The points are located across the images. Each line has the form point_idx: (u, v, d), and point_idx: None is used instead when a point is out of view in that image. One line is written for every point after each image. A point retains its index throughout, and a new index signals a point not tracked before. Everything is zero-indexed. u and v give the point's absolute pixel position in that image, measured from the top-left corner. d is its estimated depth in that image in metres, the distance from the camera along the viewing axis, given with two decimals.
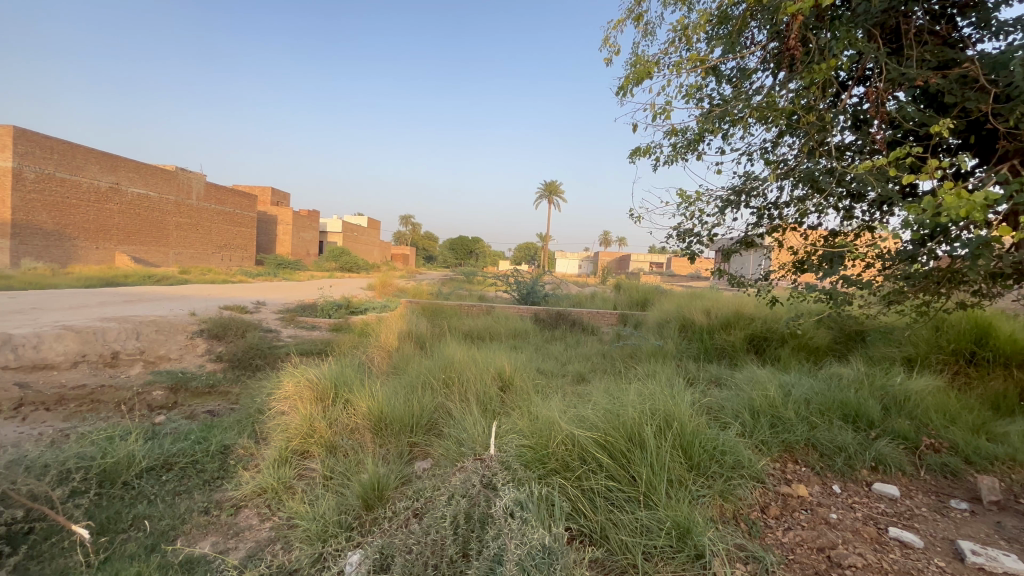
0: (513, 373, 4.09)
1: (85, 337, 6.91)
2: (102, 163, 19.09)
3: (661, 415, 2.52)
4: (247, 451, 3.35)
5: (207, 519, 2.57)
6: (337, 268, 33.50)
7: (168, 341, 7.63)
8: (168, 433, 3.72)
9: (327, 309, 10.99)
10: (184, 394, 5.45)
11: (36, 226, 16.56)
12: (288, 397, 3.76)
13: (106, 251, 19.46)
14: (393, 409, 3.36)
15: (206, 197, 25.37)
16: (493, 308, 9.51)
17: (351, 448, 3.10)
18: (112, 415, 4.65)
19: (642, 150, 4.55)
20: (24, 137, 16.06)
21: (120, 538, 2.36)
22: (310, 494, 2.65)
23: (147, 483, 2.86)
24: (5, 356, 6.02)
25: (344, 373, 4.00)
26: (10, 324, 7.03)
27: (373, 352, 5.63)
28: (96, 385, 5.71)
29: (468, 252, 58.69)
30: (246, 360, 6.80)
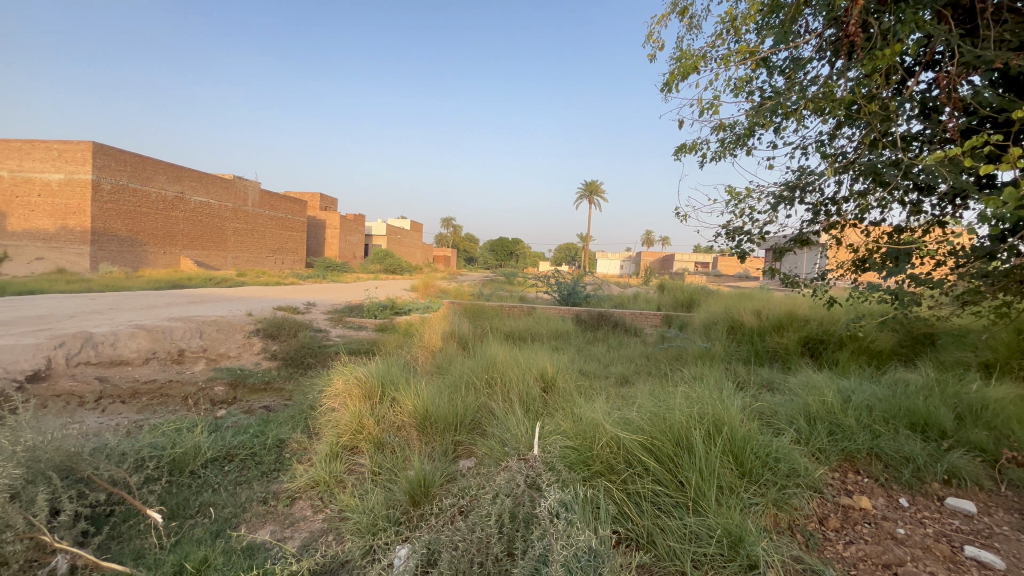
0: (556, 373, 4.07)
1: (156, 335, 7.44)
2: (169, 173, 20.49)
3: (710, 419, 2.44)
4: (300, 445, 3.50)
5: (266, 509, 2.71)
6: (381, 270, 34.52)
7: (228, 340, 8.10)
8: (229, 427, 3.95)
9: (373, 310, 11.35)
10: (242, 390, 5.77)
11: (112, 233, 17.97)
12: (338, 395, 3.91)
13: (172, 255, 20.88)
14: (437, 407, 3.43)
15: (261, 203, 26.75)
16: (534, 309, 9.52)
17: (398, 445, 3.19)
18: (179, 408, 4.98)
19: (687, 146, 4.44)
20: (102, 152, 17.46)
21: (188, 524, 2.52)
22: (360, 488, 2.75)
23: (211, 473, 3.05)
24: (88, 352, 6.58)
25: (390, 372, 4.11)
26: (91, 324, 7.66)
27: (417, 352, 5.76)
28: (165, 380, 6.13)
29: (508, 253, 59.01)
30: (298, 359, 7.12)
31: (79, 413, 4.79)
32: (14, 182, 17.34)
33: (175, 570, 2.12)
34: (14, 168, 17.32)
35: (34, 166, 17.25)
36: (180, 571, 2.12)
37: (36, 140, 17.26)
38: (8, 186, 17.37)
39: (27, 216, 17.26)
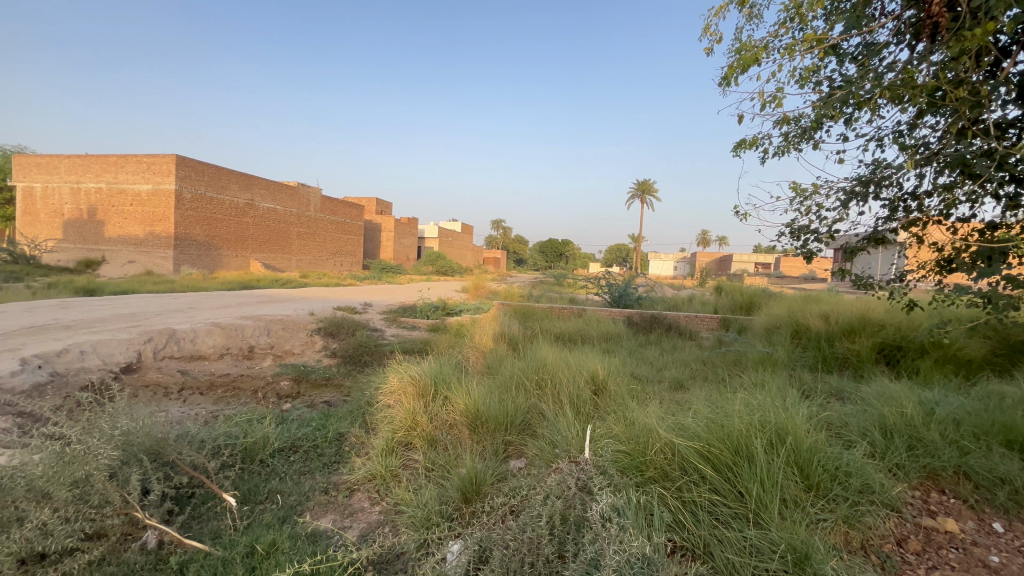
0: (607, 376, 4.01)
1: (229, 332, 8.01)
2: (241, 182, 22.00)
3: (772, 429, 2.32)
4: (358, 439, 3.66)
5: (327, 498, 2.86)
6: (433, 271, 35.40)
7: (293, 338, 8.60)
8: (294, 419, 4.19)
9: (426, 310, 11.67)
10: (305, 386, 6.10)
11: (192, 238, 19.55)
12: (393, 392, 4.05)
13: (244, 259, 22.43)
14: (488, 406, 3.47)
15: (322, 208, 28.18)
16: (584, 311, 9.42)
17: (450, 443, 3.26)
18: (249, 401, 5.34)
19: (748, 141, 4.25)
20: (184, 164, 19.03)
21: (259, 508, 2.71)
22: (414, 483, 2.84)
23: (279, 462, 3.25)
24: (171, 347, 7.19)
25: (442, 371, 4.21)
26: (175, 321, 8.37)
27: (468, 352, 5.86)
28: (237, 374, 6.59)
29: (558, 253, 58.82)
30: (356, 357, 7.43)
31: (165, 402, 5.25)
32: (111, 193, 19.23)
33: (247, 551, 2.28)
34: (110, 180, 19.20)
35: (128, 178, 19.05)
36: (251, 552, 2.28)
37: (129, 154, 19.07)
38: (106, 197, 19.28)
39: (121, 223, 19.11)
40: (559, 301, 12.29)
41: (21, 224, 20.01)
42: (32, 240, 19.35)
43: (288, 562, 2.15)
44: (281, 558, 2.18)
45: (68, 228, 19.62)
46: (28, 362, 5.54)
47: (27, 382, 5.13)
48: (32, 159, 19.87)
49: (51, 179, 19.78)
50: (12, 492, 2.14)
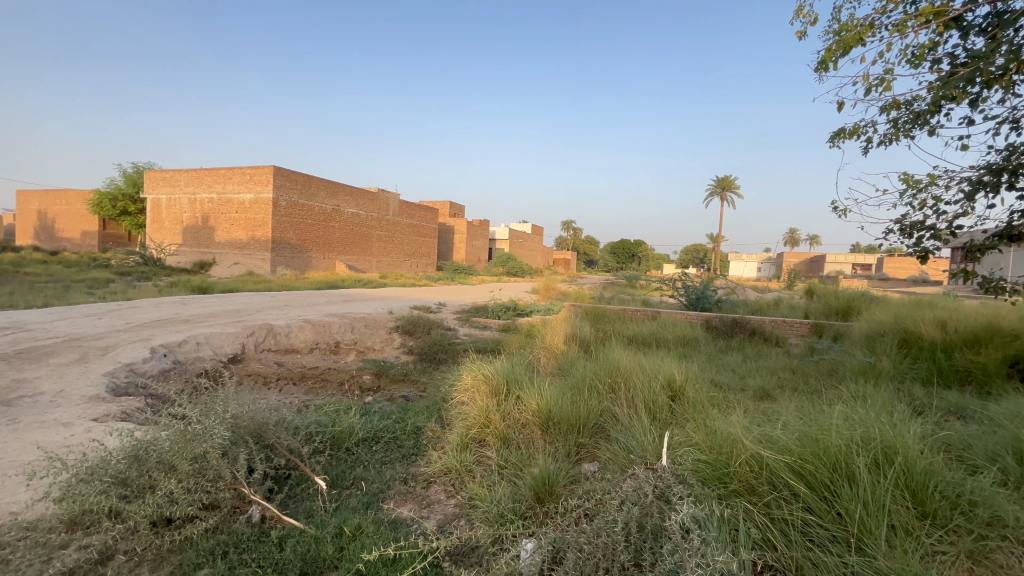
0: (684, 382, 3.85)
1: (319, 328, 8.66)
2: (328, 189, 23.71)
3: (877, 447, 2.10)
4: (435, 434, 3.80)
5: (406, 488, 3.01)
6: (504, 272, 35.98)
7: (374, 334, 9.12)
8: (376, 411, 4.45)
9: (497, 310, 11.87)
10: (385, 380, 6.45)
11: (286, 242, 21.37)
12: (467, 389, 4.15)
13: (331, 260, 24.17)
14: (560, 408, 3.46)
15: (400, 213, 29.63)
16: (658, 314, 9.09)
17: (522, 442, 3.30)
18: (335, 392, 5.74)
19: (847, 130, 3.89)
20: (280, 174, 20.85)
21: (346, 493, 2.90)
22: (488, 479, 2.91)
23: (363, 451, 3.46)
24: (270, 340, 7.90)
25: (514, 371, 4.25)
26: (273, 317, 9.20)
27: (539, 354, 5.87)
28: (326, 368, 7.11)
29: (630, 254, 57.22)
30: (431, 355, 7.73)
31: (264, 390, 5.79)
32: (220, 203, 21.53)
33: (336, 531, 2.45)
34: (220, 191, 21.45)
35: (234, 189, 21.21)
36: (340, 533, 2.45)
37: (235, 167, 21.23)
38: (217, 206, 21.59)
39: (229, 229, 21.31)
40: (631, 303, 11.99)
41: (150, 231, 22.96)
42: (158, 245, 22.14)
43: (371, 546, 2.28)
44: (366, 541, 2.32)
45: (187, 234, 22.22)
46: (156, 350, 6.36)
47: (156, 368, 5.88)
48: (158, 174, 22.70)
49: (173, 191, 22.50)
50: (146, 463, 2.47)
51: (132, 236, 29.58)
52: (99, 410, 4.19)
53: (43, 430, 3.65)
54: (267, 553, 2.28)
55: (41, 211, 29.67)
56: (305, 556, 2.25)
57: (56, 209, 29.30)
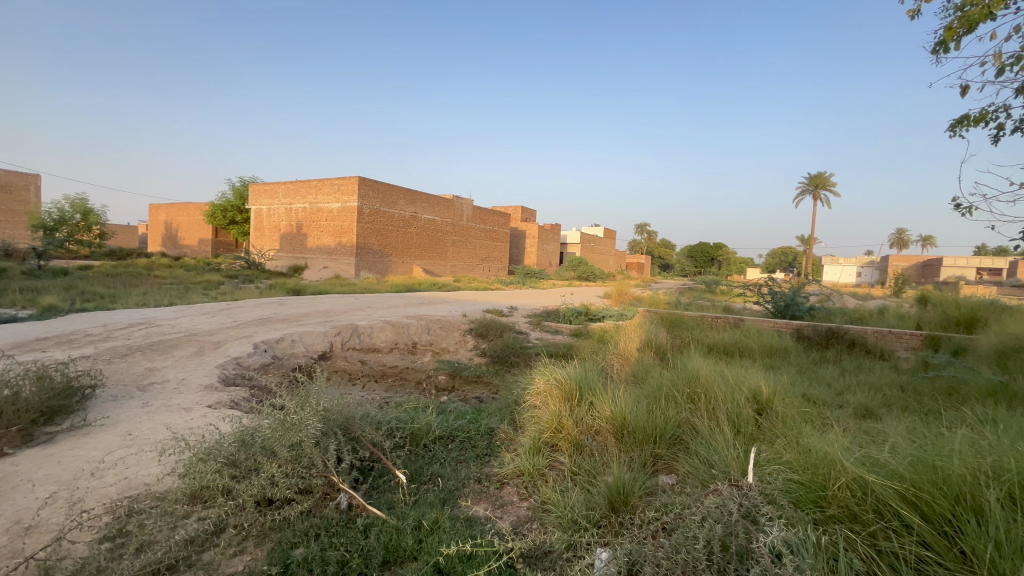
0: (772, 395, 3.58)
1: (398, 329, 9.11)
2: (407, 197, 24.93)
3: (1014, 480, 1.82)
4: (507, 435, 3.86)
5: (481, 488, 3.08)
6: (575, 277, 35.64)
7: (449, 336, 9.43)
8: (452, 411, 4.59)
9: (569, 315, 11.79)
10: (459, 381, 6.64)
11: (369, 248, 22.74)
12: (539, 392, 4.15)
13: (408, 265, 25.35)
14: (635, 416, 3.36)
15: (473, 218, 30.45)
16: (742, 321, 8.54)
17: (596, 450, 3.25)
18: (412, 391, 5.99)
19: (971, 117, 3.46)
20: (364, 184, 22.28)
21: (424, 488, 3.02)
22: (560, 484, 2.90)
23: (439, 449, 3.58)
24: (354, 340, 8.44)
25: (587, 376, 4.19)
26: (357, 318, 9.84)
27: (612, 359, 5.74)
28: (404, 367, 7.46)
29: (710, 259, 54.41)
30: (503, 358, 7.84)
31: (349, 386, 6.19)
32: (312, 212, 23.40)
33: (415, 524, 2.56)
34: (312, 201, 23.34)
35: (324, 199, 22.99)
36: (418, 525, 2.56)
37: (325, 179, 23.00)
38: (309, 215, 23.48)
39: (319, 236, 23.08)
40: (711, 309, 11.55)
41: (253, 238, 25.46)
42: (260, 251, 24.48)
43: (448, 542, 2.36)
44: (443, 536, 2.41)
45: (284, 241, 24.38)
46: (258, 346, 7.05)
47: (258, 362, 6.51)
48: (261, 187, 25.16)
49: (272, 202, 24.81)
50: (252, 448, 2.74)
51: (239, 243, 32.93)
52: (212, 397, 4.71)
53: (169, 413, 4.18)
54: (354, 538, 2.43)
55: (168, 222, 33.95)
56: (387, 545, 2.38)
57: (179, 219, 33.38)
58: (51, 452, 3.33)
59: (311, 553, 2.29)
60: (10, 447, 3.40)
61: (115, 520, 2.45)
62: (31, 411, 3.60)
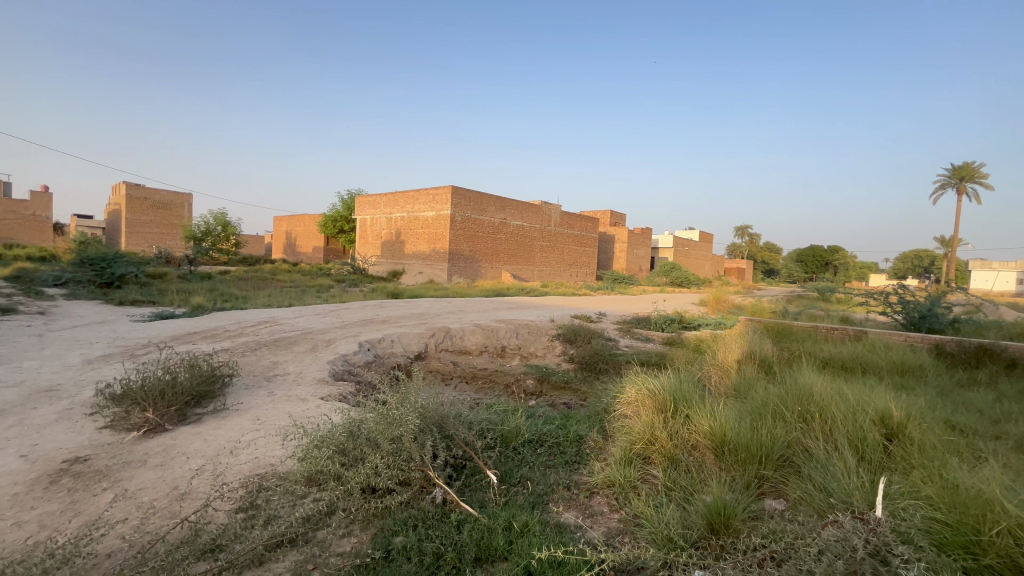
0: (905, 419, 3.13)
1: (488, 332, 9.36)
2: (497, 204, 25.61)
3: None
4: (597, 444, 3.79)
5: (570, 495, 3.05)
6: (667, 283, 34.12)
7: (537, 341, 9.50)
8: (541, 415, 4.62)
9: (661, 322, 11.30)
10: (547, 386, 6.66)
11: (461, 254, 23.68)
12: (630, 402, 4.01)
13: (497, 270, 25.99)
14: (737, 432, 3.13)
15: (561, 224, 30.44)
16: (865, 334, 7.58)
17: (693, 466, 3.07)
18: (502, 393, 6.12)
19: None
20: (457, 193, 23.30)
21: (514, 490, 3.06)
22: (653, 499, 2.78)
23: (528, 452, 3.61)
24: (447, 341, 8.84)
25: (682, 387, 3.97)
26: (450, 321, 10.28)
27: (710, 371, 5.39)
28: (494, 370, 7.65)
29: (824, 263, 49.07)
30: (592, 364, 7.72)
31: (443, 386, 6.48)
32: (409, 220, 24.94)
33: (506, 524, 2.61)
34: (410, 210, 24.90)
35: (421, 208, 24.37)
36: (509, 526, 2.60)
37: (421, 190, 24.42)
38: (407, 223, 25.06)
39: (416, 243, 24.50)
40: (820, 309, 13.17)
41: (359, 246, 27.71)
42: (364, 257, 26.61)
43: (538, 546, 2.37)
44: (533, 540, 2.43)
45: (385, 248, 26.25)
46: (363, 345, 7.66)
47: (362, 360, 7.07)
48: (366, 198, 27.32)
49: (375, 212, 26.87)
50: (358, 438, 2.97)
51: (346, 250, 35.98)
52: (325, 390, 5.20)
53: (290, 402, 4.69)
54: (448, 533, 2.53)
55: (289, 232, 38.10)
56: (479, 542, 2.45)
57: (298, 229, 37.30)
58: (200, 430, 3.91)
59: (409, 542, 2.43)
60: (170, 423, 4.03)
61: (248, 493, 2.80)
62: (185, 394, 4.24)
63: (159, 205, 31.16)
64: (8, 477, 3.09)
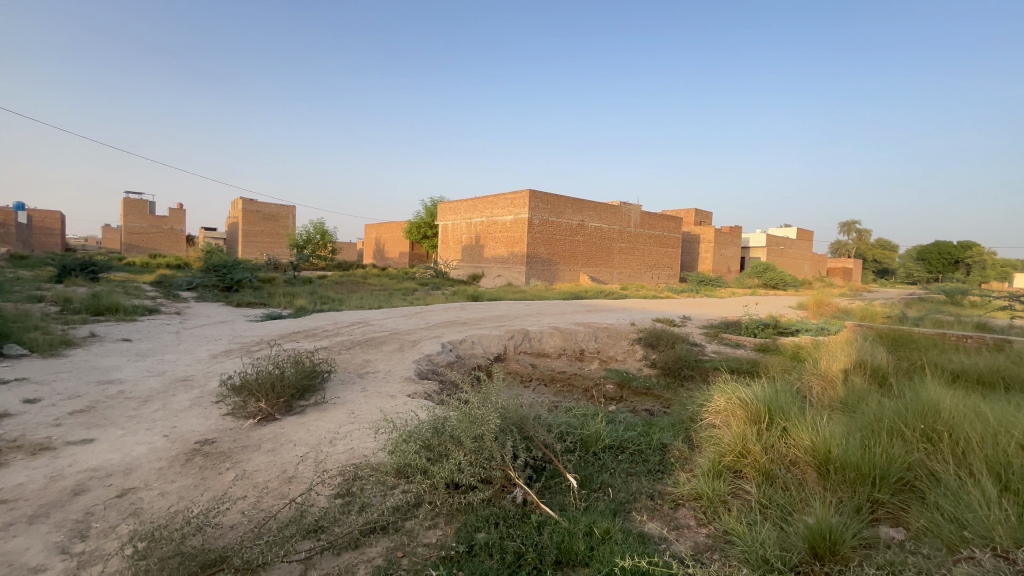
0: None
1: (566, 335, 9.31)
2: (575, 206, 25.42)
3: None
4: (681, 454, 3.62)
5: (653, 506, 2.94)
6: (760, 284, 31.72)
7: (617, 345, 9.28)
8: (622, 421, 4.50)
9: (753, 327, 10.53)
10: (628, 392, 6.47)
11: (538, 257, 23.82)
12: (719, 411, 3.77)
13: (576, 272, 25.78)
14: (844, 448, 2.84)
15: (642, 224, 29.52)
16: (1009, 344, 6.49)
17: (793, 484, 2.83)
18: (581, 397, 6.05)
19: None
20: (534, 198, 23.48)
21: (595, 495, 3.02)
22: (746, 516, 2.61)
23: (609, 458, 3.54)
24: (526, 344, 8.92)
25: (779, 397, 3.66)
26: (528, 323, 10.36)
27: (811, 381, 4.92)
28: (572, 373, 7.60)
29: (953, 261, 42.88)
30: (676, 371, 7.39)
31: (522, 388, 6.54)
32: (488, 225, 25.54)
33: (586, 529, 2.58)
34: (489, 215, 25.50)
35: (500, 212, 24.85)
36: (590, 532, 2.57)
37: (500, 195, 24.91)
38: (486, 228, 25.68)
39: (495, 247, 25.04)
40: (946, 310, 12.82)
41: (441, 250, 28.90)
42: (446, 262, 27.71)
43: (621, 554, 2.32)
44: (615, 547, 2.38)
45: (465, 252, 27.13)
46: (446, 346, 7.97)
47: (445, 360, 7.36)
48: (447, 205, 28.45)
49: (456, 218, 27.88)
50: (442, 434, 3.11)
51: (429, 254, 37.63)
52: (411, 388, 5.48)
53: (380, 398, 5.01)
54: (529, 533, 2.56)
55: (378, 238, 40.69)
56: (560, 545, 2.45)
57: (386, 236, 39.71)
58: (303, 421, 4.30)
59: (492, 540, 2.49)
60: (279, 413, 4.48)
61: (344, 481, 3.03)
62: (291, 387, 4.70)
63: (269, 217, 34.72)
64: (154, 453, 3.62)
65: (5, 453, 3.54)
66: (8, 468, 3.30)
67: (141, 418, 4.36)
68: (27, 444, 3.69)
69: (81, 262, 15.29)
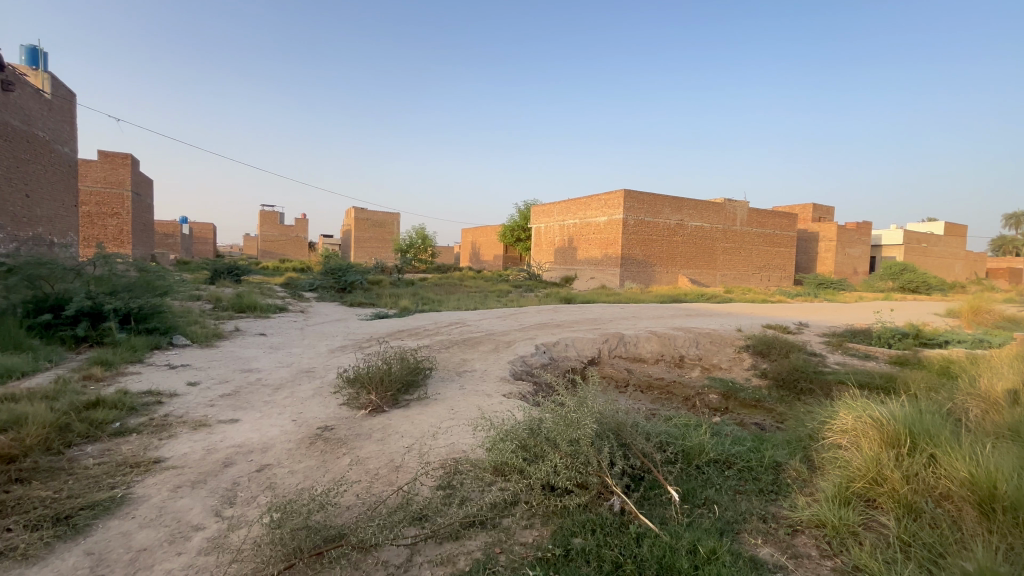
0: None
1: (664, 340, 8.90)
2: (673, 205, 24.23)
3: None
4: (799, 475, 3.28)
5: (766, 529, 2.68)
6: (896, 287, 27.62)
7: (721, 351, 8.67)
8: (728, 435, 4.18)
9: (886, 337, 9.21)
10: (734, 403, 6.01)
11: (633, 258, 23.10)
12: (847, 431, 3.34)
13: (674, 274, 24.57)
14: (1015, 485, 2.37)
15: (749, 222, 27.28)
16: None
17: (944, 522, 2.42)
18: (681, 406, 5.74)
19: None
20: (629, 198, 22.79)
21: (698, 511, 2.84)
22: (883, 554, 2.28)
23: (714, 473, 3.31)
24: (621, 348, 8.68)
25: (924, 419, 3.16)
26: (623, 327, 10.06)
27: (966, 402, 4.17)
28: (671, 380, 7.24)
29: None
30: (791, 382, 6.72)
31: (617, 393, 6.36)
32: (581, 226, 25.32)
33: (690, 547, 2.43)
34: (582, 216, 25.28)
35: (594, 213, 24.48)
36: (693, 549, 2.41)
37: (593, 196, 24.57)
38: (579, 229, 25.48)
39: (588, 249, 24.74)
40: None
41: (534, 253, 29.26)
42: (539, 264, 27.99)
43: None
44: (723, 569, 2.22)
45: (558, 254, 27.15)
46: (539, 347, 8.03)
47: (539, 361, 7.42)
48: (541, 207, 28.71)
49: (549, 220, 28.02)
50: (538, 436, 3.14)
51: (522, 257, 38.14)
52: (506, 388, 5.60)
53: (477, 396, 5.18)
54: (627, 543, 2.48)
55: (474, 242, 42.22)
56: (661, 560, 2.33)
57: (482, 239, 41.11)
58: (408, 414, 4.59)
59: (588, 546, 2.46)
60: (387, 405, 4.84)
61: (446, 474, 3.18)
62: (397, 382, 5.04)
63: (377, 224, 37.66)
64: (285, 434, 4.11)
65: (174, 426, 4.24)
66: (177, 439, 3.95)
67: (274, 403, 4.97)
68: (190, 420, 4.38)
69: (228, 266, 17.82)
